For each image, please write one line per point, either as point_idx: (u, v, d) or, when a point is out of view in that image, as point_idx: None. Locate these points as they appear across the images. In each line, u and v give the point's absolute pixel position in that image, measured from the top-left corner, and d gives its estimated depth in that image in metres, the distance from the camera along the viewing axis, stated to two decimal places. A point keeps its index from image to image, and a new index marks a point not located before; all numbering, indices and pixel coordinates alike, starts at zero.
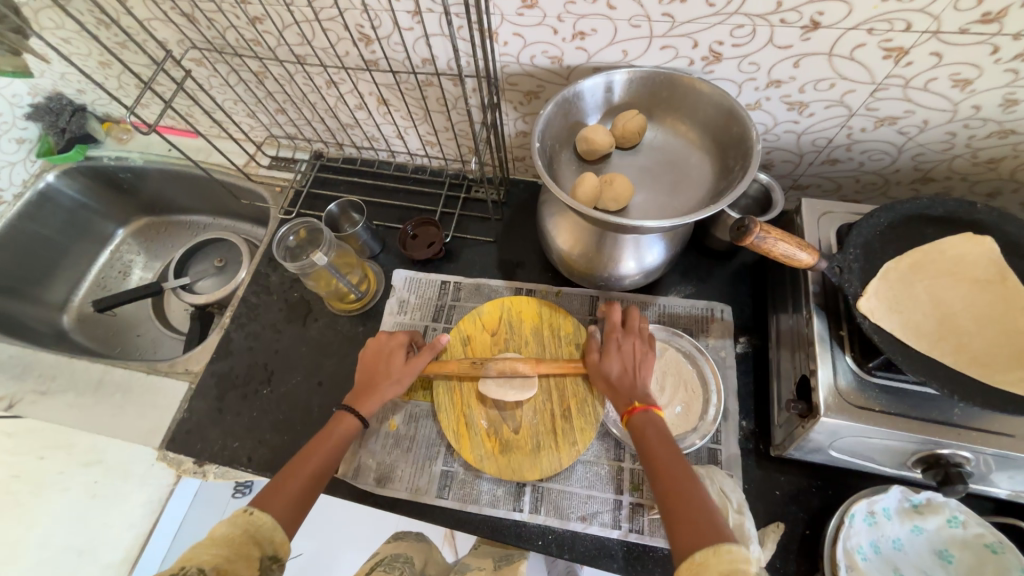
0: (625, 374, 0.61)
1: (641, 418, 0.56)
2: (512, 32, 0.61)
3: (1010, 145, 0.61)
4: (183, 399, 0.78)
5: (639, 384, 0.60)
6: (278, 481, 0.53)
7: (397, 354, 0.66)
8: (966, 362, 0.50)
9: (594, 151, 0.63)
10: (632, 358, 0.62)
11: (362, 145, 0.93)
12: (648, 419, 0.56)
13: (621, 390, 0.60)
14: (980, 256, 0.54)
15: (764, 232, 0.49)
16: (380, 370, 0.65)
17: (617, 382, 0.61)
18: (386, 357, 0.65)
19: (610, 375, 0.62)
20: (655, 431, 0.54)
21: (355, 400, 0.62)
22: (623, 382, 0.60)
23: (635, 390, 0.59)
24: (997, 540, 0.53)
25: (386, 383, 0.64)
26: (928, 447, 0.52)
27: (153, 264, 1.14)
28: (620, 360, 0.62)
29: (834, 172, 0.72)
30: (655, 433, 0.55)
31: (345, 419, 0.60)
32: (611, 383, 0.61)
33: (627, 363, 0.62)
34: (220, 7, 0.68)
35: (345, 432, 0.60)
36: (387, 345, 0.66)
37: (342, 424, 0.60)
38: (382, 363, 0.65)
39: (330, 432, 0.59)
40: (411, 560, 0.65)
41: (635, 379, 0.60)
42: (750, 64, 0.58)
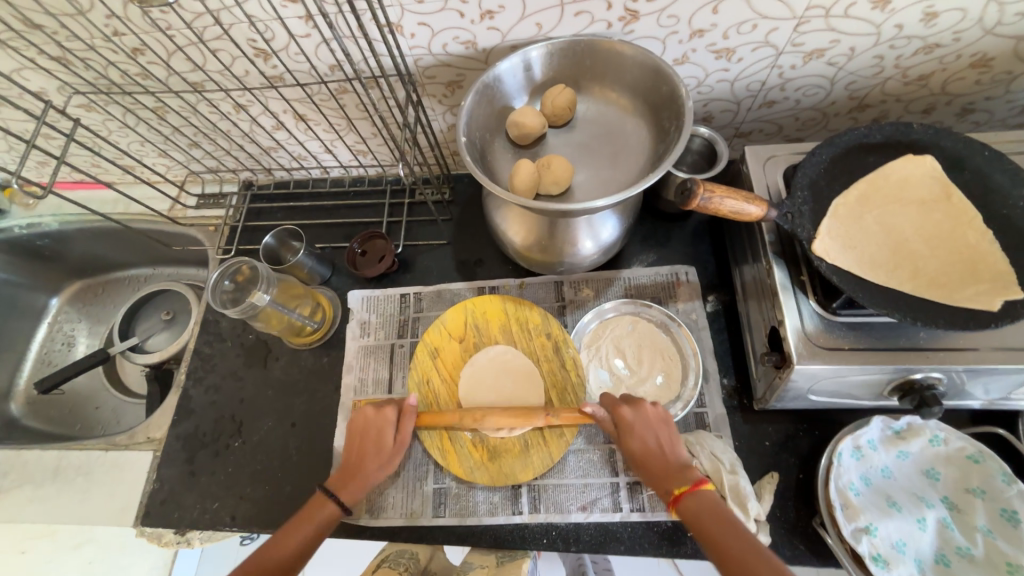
0: (654, 450, 0.53)
1: (691, 501, 0.47)
2: (416, 22, 0.57)
3: (937, 59, 0.60)
4: (151, 469, 0.74)
5: (675, 459, 0.52)
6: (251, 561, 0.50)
7: (384, 431, 0.61)
8: (923, 286, 0.50)
9: (526, 135, 0.59)
10: (655, 432, 0.55)
11: (291, 166, 0.87)
12: (695, 497, 0.47)
13: (659, 475, 0.52)
14: (922, 177, 0.54)
15: (709, 192, 0.47)
16: (369, 455, 0.60)
17: (647, 458, 0.53)
18: (373, 426, 0.61)
19: (640, 454, 0.54)
20: (705, 509, 0.46)
21: (342, 482, 0.57)
22: (653, 455, 0.53)
23: (676, 471, 0.51)
24: (977, 451, 0.54)
25: (372, 458, 0.59)
26: (902, 375, 0.52)
27: (97, 329, 1.06)
28: (640, 436, 0.54)
29: (772, 114, 0.71)
30: (704, 504, 0.47)
31: (330, 500, 0.55)
32: (642, 462, 0.53)
33: (649, 438, 0.54)
34: (91, 43, 0.61)
35: (328, 515, 0.54)
36: (370, 417, 0.62)
37: (322, 511, 0.54)
38: (369, 444, 0.60)
39: (310, 519, 0.54)
40: (416, 557, 0.65)
41: (669, 459, 0.53)
42: (669, 18, 0.56)
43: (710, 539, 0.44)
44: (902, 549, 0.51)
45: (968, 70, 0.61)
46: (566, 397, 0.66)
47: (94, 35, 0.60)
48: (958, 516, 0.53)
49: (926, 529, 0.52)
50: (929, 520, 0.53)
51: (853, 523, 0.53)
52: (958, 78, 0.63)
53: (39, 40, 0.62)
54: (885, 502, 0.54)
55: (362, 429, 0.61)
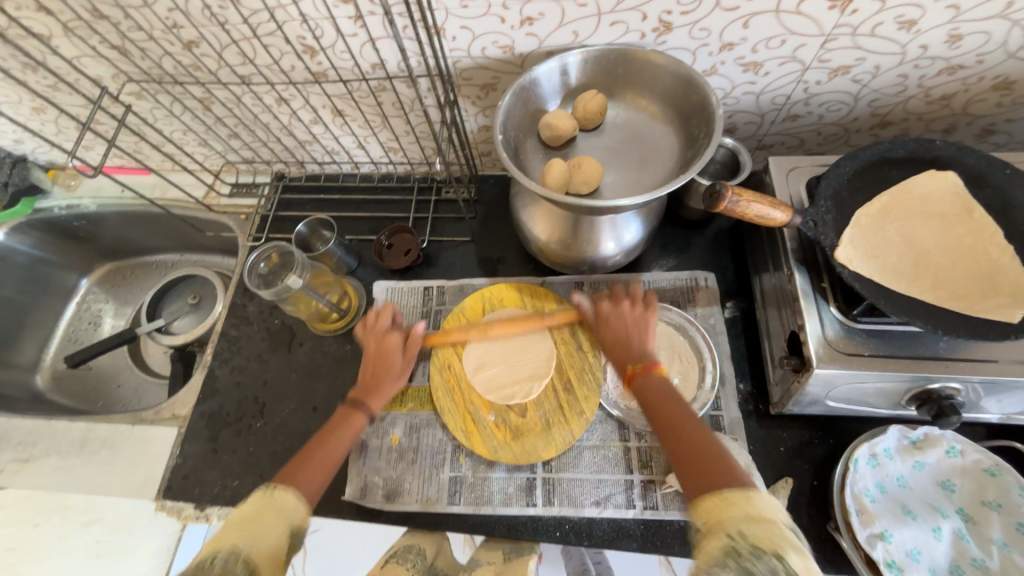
0: (621, 338, 0.59)
1: (643, 381, 0.54)
2: (459, 25, 0.59)
3: (960, 80, 0.62)
4: (175, 445, 0.75)
5: (639, 345, 0.57)
6: (291, 466, 0.52)
7: (393, 348, 0.66)
8: (943, 297, 0.51)
9: (558, 136, 0.62)
10: (626, 325, 0.59)
11: (323, 160, 0.90)
12: (650, 380, 0.53)
13: (621, 352, 0.57)
14: (944, 192, 0.56)
15: (736, 196, 0.49)
16: (383, 370, 0.64)
17: (615, 345, 0.58)
18: (382, 351, 0.66)
19: (610, 340, 0.59)
20: (657, 390, 0.52)
21: (364, 395, 0.62)
22: (621, 345, 0.58)
23: (636, 353, 0.57)
24: (994, 464, 0.55)
25: (389, 377, 0.64)
26: (919, 385, 0.53)
27: (124, 310, 1.10)
28: (612, 328, 0.60)
29: (796, 128, 0.73)
30: (662, 393, 0.52)
31: (354, 411, 0.60)
32: (611, 346, 0.59)
33: (622, 330, 0.59)
34: (151, 34, 0.65)
35: (357, 424, 0.59)
36: (380, 338, 0.66)
37: (351, 420, 0.59)
38: (380, 363, 0.65)
39: (338, 427, 0.58)
40: (423, 552, 0.63)
41: (636, 341, 0.58)
42: (701, 31, 0.58)
43: (656, 411, 0.51)
44: (916, 557, 0.52)
45: (990, 92, 0.63)
46: (584, 376, 0.67)
47: (155, 26, 0.64)
48: (973, 528, 0.53)
49: (941, 539, 0.53)
50: (944, 529, 0.53)
51: (868, 529, 0.53)
52: (979, 99, 0.64)
53: (103, 29, 0.65)
54: (900, 510, 0.54)
55: (373, 349, 0.66)
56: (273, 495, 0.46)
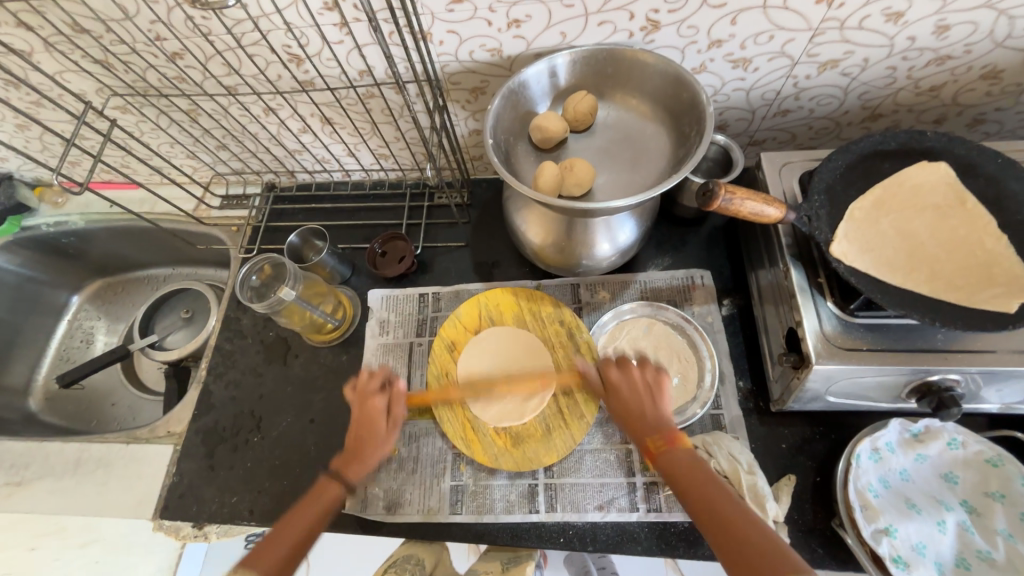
0: (636, 407, 0.54)
1: (669, 460, 0.49)
2: (445, 30, 0.59)
3: (948, 70, 0.62)
4: (171, 463, 0.74)
5: (656, 415, 0.53)
6: (258, 549, 0.48)
7: (377, 408, 0.59)
8: (940, 289, 0.50)
9: (549, 138, 0.61)
10: (641, 399, 0.54)
11: (314, 169, 0.89)
12: (673, 454, 0.49)
13: (641, 424, 0.53)
14: (936, 183, 0.55)
15: (730, 194, 0.48)
16: (367, 437, 0.58)
17: (629, 417, 0.54)
18: (364, 418, 0.58)
19: (623, 411, 0.55)
20: (681, 465, 0.48)
21: (343, 465, 0.56)
22: (637, 417, 0.53)
23: (654, 423, 0.52)
24: (996, 454, 0.54)
25: (370, 448, 0.57)
26: (919, 378, 0.53)
27: (116, 326, 1.08)
28: (623, 397, 0.55)
29: (787, 123, 0.73)
30: (687, 463, 0.48)
31: (333, 485, 0.54)
32: (623, 417, 0.54)
33: (632, 399, 0.55)
34: (134, 47, 0.64)
35: (330, 501, 0.53)
36: (364, 404, 0.60)
37: (325, 495, 0.53)
38: (363, 428, 0.58)
39: (313, 500, 0.53)
40: (422, 561, 0.66)
41: (650, 409, 0.53)
42: (689, 28, 0.58)
43: (686, 493, 0.47)
44: (922, 552, 0.51)
45: (979, 82, 0.63)
46: (583, 378, 0.67)
47: (137, 38, 0.63)
48: (977, 519, 0.53)
49: (946, 532, 0.52)
50: (949, 522, 0.53)
51: (873, 525, 0.53)
52: (968, 90, 0.65)
53: (85, 43, 0.64)
54: (904, 505, 0.54)
55: (358, 414, 0.59)
56: None
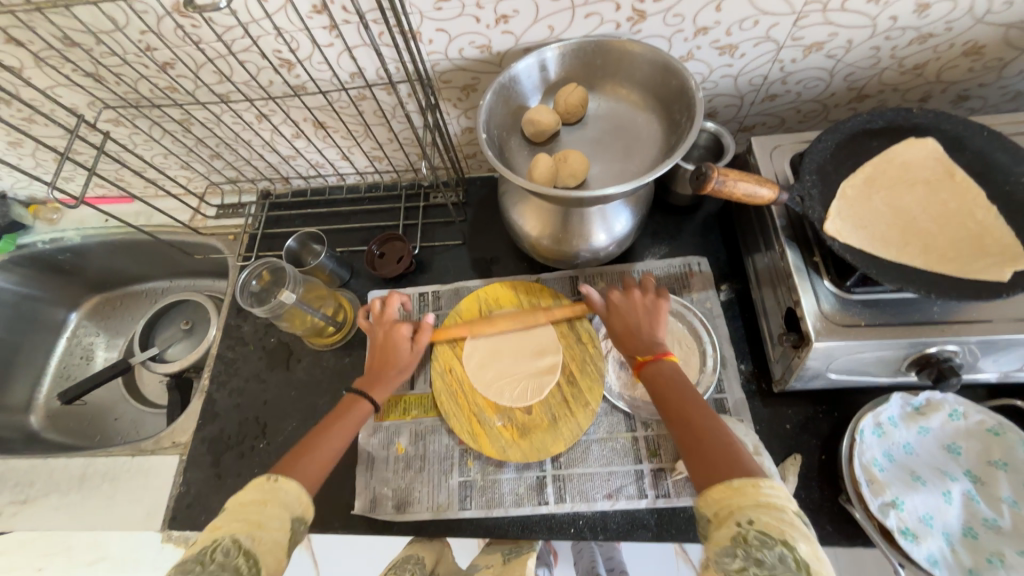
0: (632, 325, 0.59)
1: (655, 369, 0.54)
2: (434, 28, 0.60)
3: (931, 48, 0.63)
4: (177, 473, 0.74)
5: (650, 335, 0.58)
6: (289, 458, 0.51)
7: (400, 336, 0.64)
8: (934, 261, 0.51)
9: (541, 131, 0.62)
10: (636, 316, 0.59)
11: (308, 175, 0.90)
12: (660, 367, 0.55)
13: (630, 336, 0.58)
14: (925, 158, 0.56)
15: (722, 176, 0.49)
16: (389, 359, 0.63)
17: (625, 335, 0.59)
18: (389, 340, 0.64)
19: (621, 328, 0.59)
20: (668, 380, 0.53)
21: (368, 386, 0.61)
22: (632, 335, 0.58)
23: (647, 340, 0.57)
24: (997, 424, 0.55)
25: (392, 368, 0.63)
26: (918, 350, 0.53)
27: (116, 341, 1.08)
28: (622, 317, 0.60)
29: (775, 107, 0.74)
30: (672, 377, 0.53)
31: (364, 401, 0.59)
32: (620, 335, 0.59)
33: (633, 321, 0.59)
34: (125, 58, 0.64)
35: (361, 413, 0.59)
36: (388, 329, 0.65)
37: (354, 408, 0.58)
38: (387, 347, 0.64)
39: (341, 416, 0.58)
40: (422, 561, 0.61)
41: (648, 328, 0.58)
42: (674, 17, 0.58)
43: (665, 400, 0.52)
44: (930, 522, 0.52)
45: (961, 58, 0.64)
46: (586, 367, 0.67)
47: (127, 50, 0.63)
48: (982, 488, 0.54)
49: (952, 502, 0.53)
50: (954, 492, 0.53)
51: (879, 498, 0.53)
52: (952, 66, 0.66)
53: (76, 57, 0.65)
54: (910, 477, 0.54)
55: (382, 337, 0.64)
56: (273, 482, 0.47)
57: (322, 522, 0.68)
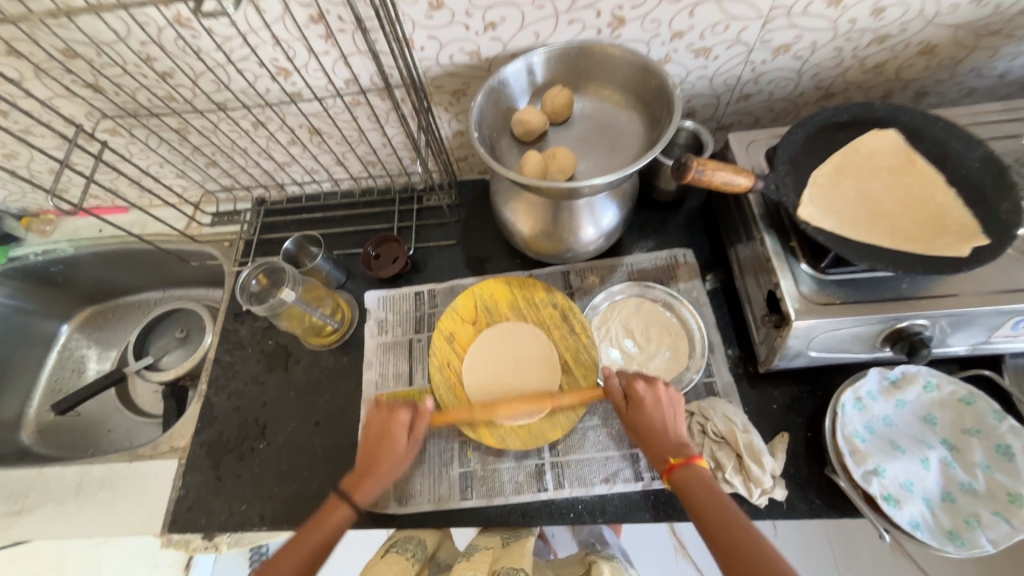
0: (659, 423, 0.56)
1: (685, 472, 0.52)
2: (426, 36, 0.63)
3: (889, 48, 0.68)
4: (176, 478, 0.74)
5: (674, 434, 0.56)
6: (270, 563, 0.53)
7: (398, 426, 0.62)
8: (899, 241, 0.55)
9: (530, 131, 0.65)
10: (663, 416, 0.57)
11: (303, 181, 0.92)
12: (690, 472, 0.52)
13: (651, 445, 0.56)
14: (886, 147, 0.61)
15: (701, 165, 0.52)
16: (383, 454, 0.61)
17: (647, 435, 0.56)
18: (386, 434, 0.62)
19: (645, 426, 0.57)
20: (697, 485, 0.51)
21: (354, 488, 0.59)
22: (655, 432, 0.56)
23: (672, 441, 0.55)
24: (968, 393, 0.58)
25: (390, 463, 0.61)
26: (889, 325, 0.57)
27: (107, 353, 1.07)
28: (647, 414, 0.57)
29: (750, 106, 0.78)
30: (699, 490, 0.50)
31: (344, 504, 0.58)
32: (643, 433, 0.57)
33: (657, 418, 0.57)
34: (125, 68, 0.66)
35: (341, 519, 0.58)
36: (386, 418, 0.63)
37: (336, 513, 0.58)
38: (382, 442, 0.62)
39: (328, 515, 0.58)
40: (424, 543, 0.63)
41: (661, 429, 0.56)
42: (651, 22, 0.63)
43: (701, 511, 0.49)
44: (910, 488, 0.55)
45: (917, 57, 0.69)
46: (580, 355, 0.70)
47: (128, 60, 0.65)
48: (957, 455, 0.57)
49: (930, 468, 0.56)
50: (931, 459, 0.56)
51: (862, 467, 0.56)
52: (909, 65, 0.71)
53: (76, 68, 0.66)
54: (889, 446, 0.57)
55: (377, 430, 0.63)
56: None
57: None
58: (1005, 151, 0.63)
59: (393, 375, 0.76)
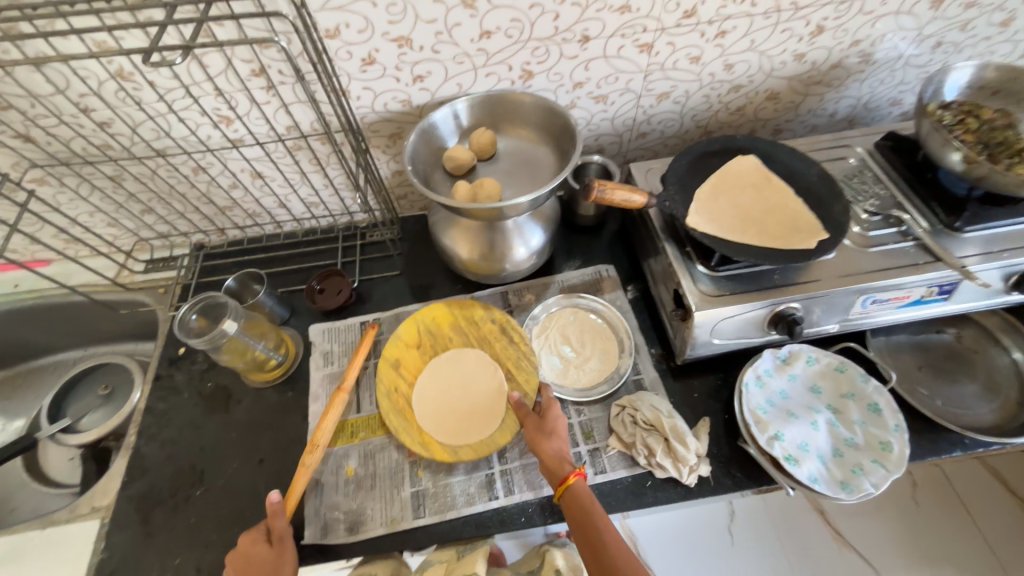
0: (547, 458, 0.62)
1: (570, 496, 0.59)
2: (361, 87, 0.71)
3: (744, 95, 0.85)
4: (97, 540, 0.68)
5: (559, 461, 0.62)
6: None
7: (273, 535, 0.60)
8: (766, 240, 0.67)
9: (460, 165, 0.74)
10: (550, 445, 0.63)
11: (244, 224, 0.94)
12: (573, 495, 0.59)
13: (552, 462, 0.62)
14: (750, 169, 0.75)
15: (602, 186, 0.63)
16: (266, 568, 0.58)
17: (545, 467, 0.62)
18: (259, 553, 0.59)
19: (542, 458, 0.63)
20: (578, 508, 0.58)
21: None
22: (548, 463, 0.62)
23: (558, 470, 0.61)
24: (841, 362, 0.70)
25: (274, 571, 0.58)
26: (771, 310, 0.67)
27: (14, 422, 0.98)
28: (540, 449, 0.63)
29: (648, 143, 0.93)
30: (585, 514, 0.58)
31: None
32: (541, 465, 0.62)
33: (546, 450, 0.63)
34: (61, 118, 0.68)
35: None
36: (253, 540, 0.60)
37: None
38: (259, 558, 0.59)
39: None
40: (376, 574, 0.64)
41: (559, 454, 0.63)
42: (555, 75, 0.75)
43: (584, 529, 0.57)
44: (806, 448, 0.64)
45: (767, 102, 0.87)
46: (521, 363, 0.75)
47: (64, 110, 0.67)
48: (840, 416, 0.67)
49: (819, 429, 0.65)
50: (820, 422, 0.66)
51: (766, 434, 0.65)
52: (763, 108, 0.88)
53: (8, 119, 0.68)
54: (786, 414, 0.67)
55: (248, 553, 0.60)
56: None
57: None
58: (839, 169, 0.80)
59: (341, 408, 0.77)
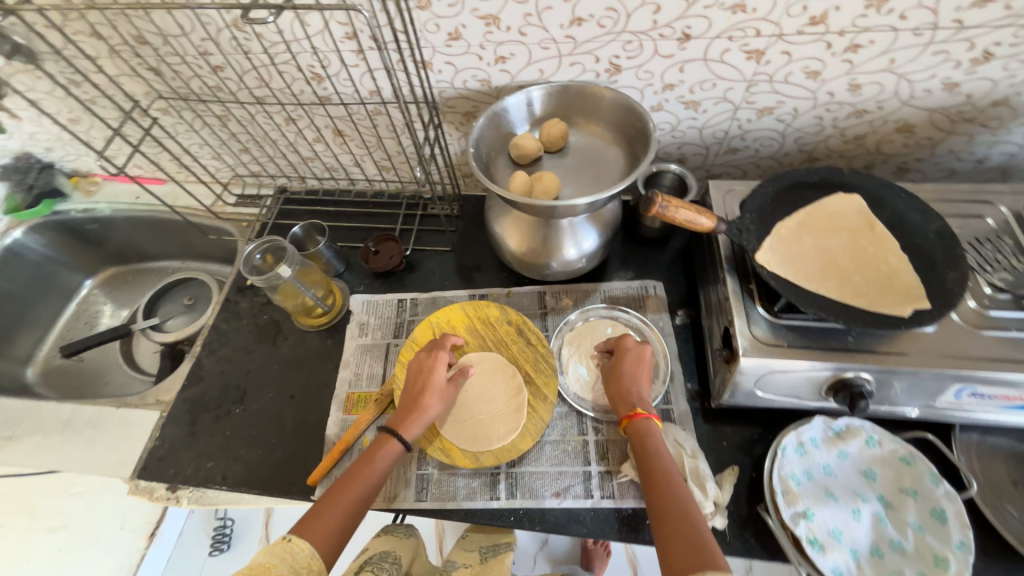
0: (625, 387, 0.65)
1: (640, 426, 0.60)
2: (444, 61, 0.71)
3: (867, 122, 0.73)
4: (154, 428, 0.79)
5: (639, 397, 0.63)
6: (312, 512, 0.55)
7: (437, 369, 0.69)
8: (847, 296, 0.58)
9: (525, 155, 0.72)
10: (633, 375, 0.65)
11: (322, 176, 1.00)
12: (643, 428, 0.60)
13: (621, 398, 0.64)
14: (850, 210, 0.65)
15: (665, 202, 0.58)
16: (425, 395, 0.66)
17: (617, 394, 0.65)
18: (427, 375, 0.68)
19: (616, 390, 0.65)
20: (643, 440, 0.59)
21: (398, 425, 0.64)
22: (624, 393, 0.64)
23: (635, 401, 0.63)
24: (908, 452, 0.60)
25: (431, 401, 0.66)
26: (835, 374, 0.59)
27: (121, 311, 1.16)
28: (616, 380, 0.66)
29: (737, 160, 0.84)
30: (650, 445, 0.58)
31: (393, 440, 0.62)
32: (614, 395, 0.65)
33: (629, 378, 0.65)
34: (185, 58, 0.77)
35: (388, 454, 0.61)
36: (426, 362, 0.69)
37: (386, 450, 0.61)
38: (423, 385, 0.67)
39: (372, 459, 0.61)
40: (399, 559, 0.65)
41: (636, 386, 0.65)
42: (645, 73, 0.70)
43: (644, 455, 0.57)
44: (838, 536, 0.56)
45: (895, 134, 0.74)
46: (540, 365, 0.75)
47: (188, 52, 0.75)
48: (892, 512, 0.58)
49: (861, 520, 0.57)
50: (863, 512, 0.57)
51: (792, 508, 0.58)
52: (889, 140, 0.76)
53: (144, 53, 0.77)
54: (823, 493, 0.59)
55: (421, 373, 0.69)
56: (287, 541, 0.51)
57: (282, 487, 0.72)
58: (969, 229, 0.66)
59: (367, 376, 0.80)
